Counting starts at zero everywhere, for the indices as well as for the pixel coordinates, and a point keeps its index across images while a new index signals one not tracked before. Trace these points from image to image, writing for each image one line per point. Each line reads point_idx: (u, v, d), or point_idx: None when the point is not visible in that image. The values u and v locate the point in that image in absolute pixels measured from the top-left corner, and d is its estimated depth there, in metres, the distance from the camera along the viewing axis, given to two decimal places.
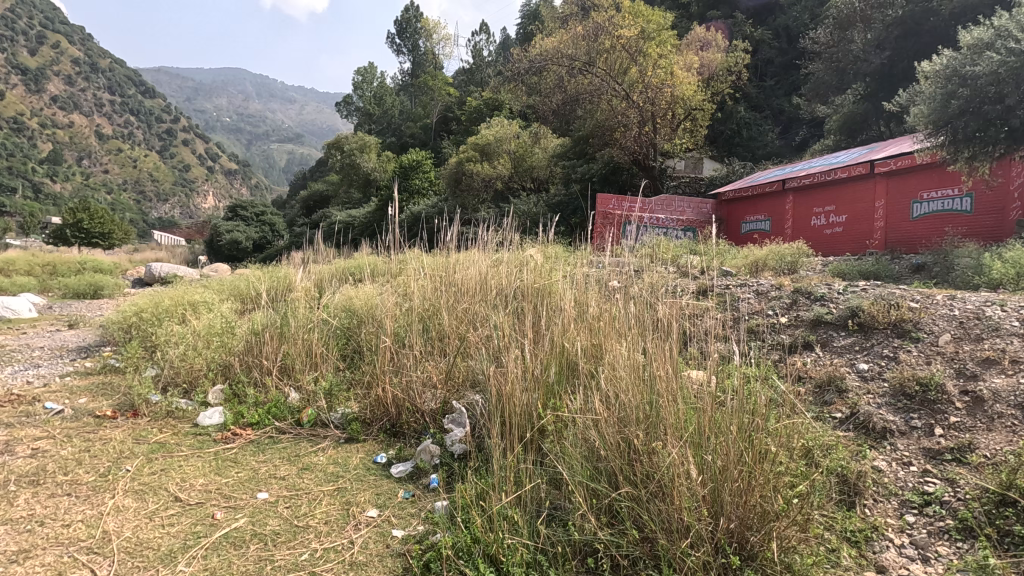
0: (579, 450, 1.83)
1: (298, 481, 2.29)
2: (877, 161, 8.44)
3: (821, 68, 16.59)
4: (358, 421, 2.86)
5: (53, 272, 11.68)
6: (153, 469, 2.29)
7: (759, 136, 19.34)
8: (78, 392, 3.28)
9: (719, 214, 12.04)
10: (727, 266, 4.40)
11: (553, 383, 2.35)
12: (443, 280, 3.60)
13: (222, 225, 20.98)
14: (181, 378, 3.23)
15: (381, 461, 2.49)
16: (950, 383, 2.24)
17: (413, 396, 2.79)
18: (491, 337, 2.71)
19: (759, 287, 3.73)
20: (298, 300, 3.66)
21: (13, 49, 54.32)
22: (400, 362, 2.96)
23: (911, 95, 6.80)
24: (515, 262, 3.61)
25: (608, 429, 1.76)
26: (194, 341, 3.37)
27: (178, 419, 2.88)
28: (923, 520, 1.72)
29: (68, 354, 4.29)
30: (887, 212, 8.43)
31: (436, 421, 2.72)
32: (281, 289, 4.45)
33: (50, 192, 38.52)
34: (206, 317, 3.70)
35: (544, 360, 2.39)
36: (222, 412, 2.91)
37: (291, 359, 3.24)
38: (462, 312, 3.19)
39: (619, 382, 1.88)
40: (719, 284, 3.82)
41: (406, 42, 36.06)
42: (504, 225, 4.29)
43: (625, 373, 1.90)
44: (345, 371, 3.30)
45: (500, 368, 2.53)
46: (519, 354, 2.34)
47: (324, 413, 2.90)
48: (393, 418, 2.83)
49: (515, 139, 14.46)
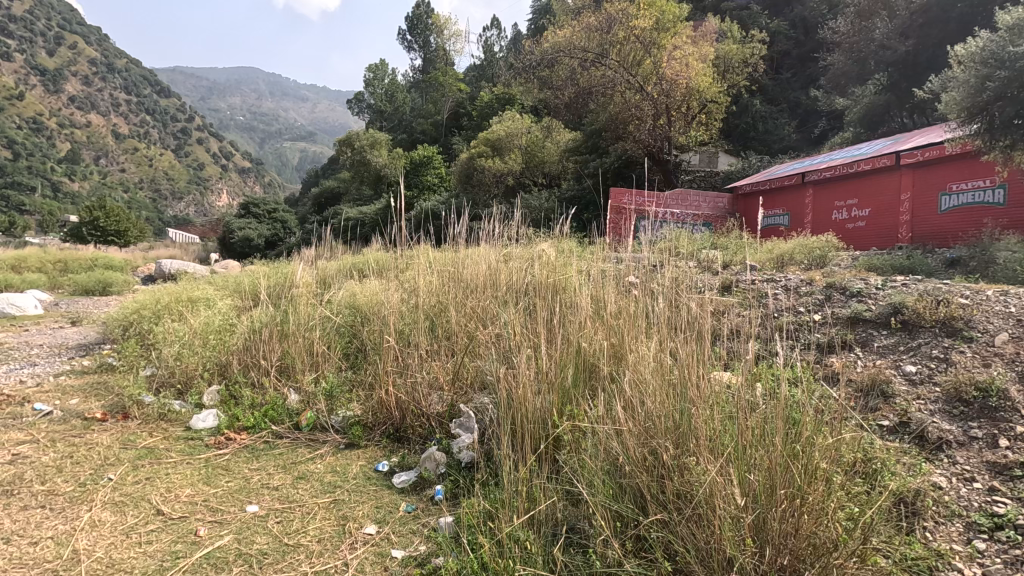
0: (599, 462, 1.64)
1: (291, 492, 2.11)
2: (903, 152, 8.11)
3: (840, 58, 16.18)
4: (360, 425, 2.68)
5: (65, 268, 11.69)
6: (138, 478, 2.13)
7: (776, 129, 18.95)
8: (71, 392, 3.14)
9: (737, 208, 11.73)
10: (751, 260, 4.15)
11: (569, 386, 2.15)
12: (452, 277, 3.42)
13: (235, 222, 21.03)
14: (176, 378, 3.08)
15: (382, 470, 2.31)
16: (1013, 388, 2.01)
17: (418, 398, 2.62)
18: (502, 337, 2.52)
19: (788, 282, 3.48)
20: (300, 296, 3.51)
21: (33, 50, 55.30)
22: (404, 362, 2.78)
23: (942, 80, 6.52)
24: (526, 256, 3.42)
25: (632, 441, 1.57)
26: (192, 340, 3.22)
27: (171, 422, 2.72)
28: (996, 548, 1.49)
29: (67, 351, 4.17)
30: (914, 205, 8.10)
31: (442, 426, 2.55)
32: (283, 286, 4.30)
33: (68, 191, 39.38)
34: (205, 314, 3.55)
35: (560, 361, 2.18)
36: (216, 415, 2.75)
37: (290, 358, 3.06)
38: (472, 309, 3.01)
39: (646, 391, 1.69)
40: (745, 280, 3.58)
41: (417, 39, 36.43)
42: (514, 218, 4.09)
43: (654, 377, 1.72)
44: (347, 371, 3.12)
45: (510, 370, 2.36)
46: (531, 355, 2.14)
47: (323, 417, 2.73)
48: (397, 423, 2.66)
49: (526, 134, 14.27)
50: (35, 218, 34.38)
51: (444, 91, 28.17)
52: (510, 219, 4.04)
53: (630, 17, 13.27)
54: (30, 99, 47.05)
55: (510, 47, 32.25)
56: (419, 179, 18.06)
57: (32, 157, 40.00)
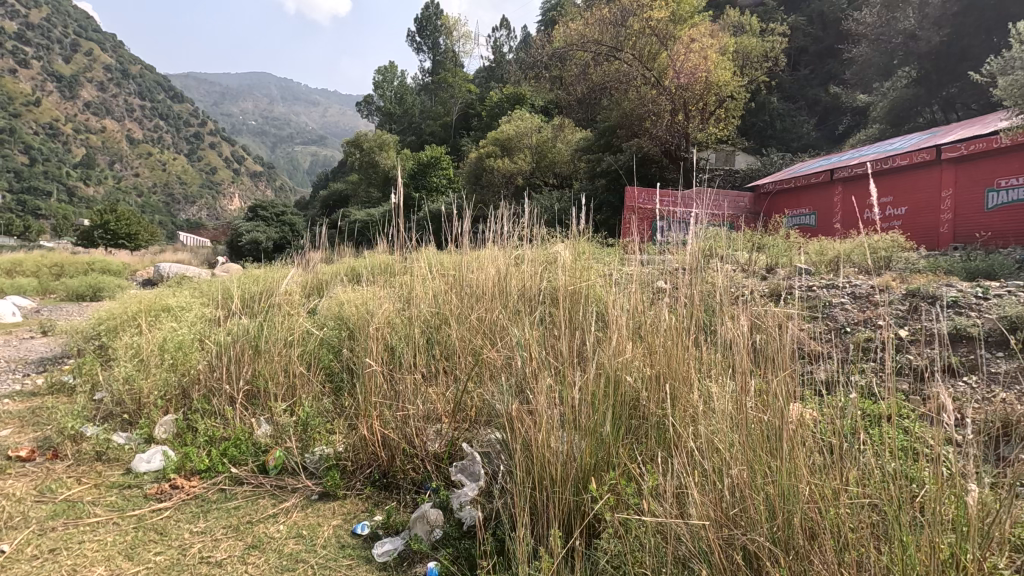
0: (666, 566, 1.15)
1: (238, 571, 1.61)
2: (944, 146, 7.52)
3: (865, 51, 15.52)
4: (338, 468, 2.17)
5: (61, 273, 11.29)
6: (39, 550, 1.64)
7: (794, 126, 18.35)
8: (6, 421, 2.66)
9: (758, 208, 11.15)
10: (799, 264, 3.69)
11: (606, 434, 1.60)
12: (453, 284, 2.95)
13: (242, 225, 20.68)
14: (125, 407, 2.57)
15: (361, 534, 1.81)
16: None
17: (410, 435, 2.12)
18: (514, 361, 2.04)
19: (853, 287, 2.99)
20: (280, 308, 3.05)
21: (49, 57, 56.07)
22: (396, 389, 2.26)
23: (1001, 64, 5.93)
24: (541, 259, 2.99)
25: (718, 544, 1.09)
26: (148, 358, 2.73)
27: (109, 462, 2.22)
28: None
29: (24, 368, 3.70)
30: (956, 203, 7.51)
31: (440, 470, 2.05)
32: (264, 294, 3.81)
33: (83, 196, 39.72)
34: (169, 325, 3.05)
35: (591, 397, 1.66)
36: (164, 453, 2.25)
37: (262, 380, 2.57)
38: (477, 321, 2.53)
39: (727, 461, 1.25)
40: (799, 286, 3.11)
41: (427, 41, 36.27)
42: (527, 215, 3.64)
43: (737, 443, 1.28)
44: (329, 396, 2.61)
45: (525, 402, 1.88)
46: (553, 387, 1.65)
47: (295, 456, 2.22)
48: (384, 465, 2.14)
49: (536, 133, 13.82)
50: (49, 223, 34.66)
51: (453, 92, 27.70)
52: (521, 218, 3.53)
53: (645, 9, 12.74)
54: (46, 105, 47.43)
55: (519, 47, 31.68)
56: (428, 180, 17.56)
57: (48, 162, 40.25)
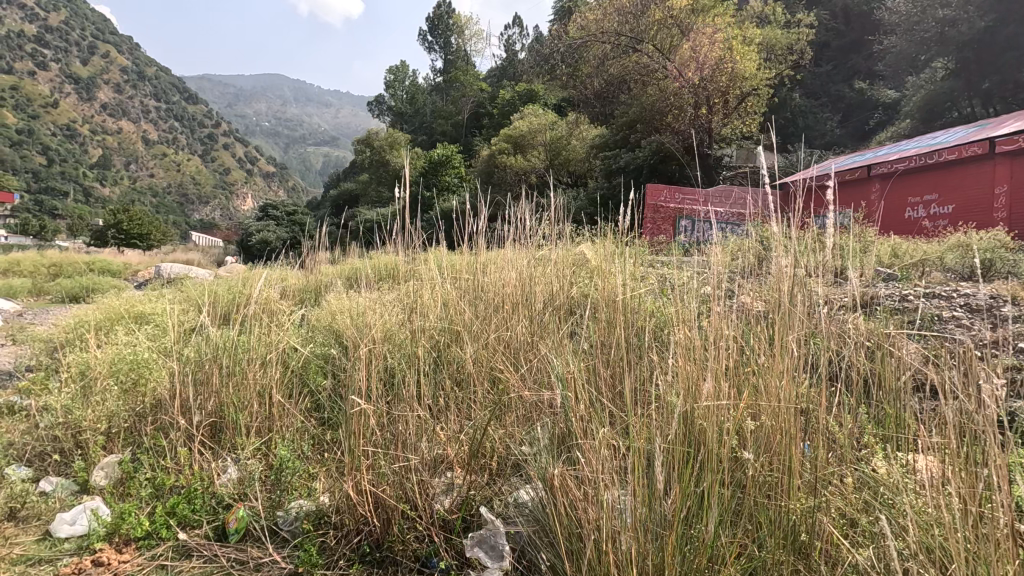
0: None
1: None
2: (998, 138, 6.87)
3: (897, 42, 14.75)
4: (317, 533, 1.65)
5: (63, 273, 10.94)
6: None
7: (819, 124, 17.64)
8: None
9: None
10: (878, 269, 3.14)
11: (713, 528, 1.07)
12: (467, 290, 2.46)
13: (251, 225, 20.33)
14: (59, 445, 2.08)
15: None
16: None
17: (413, 492, 1.59)
18: (551, 400, 1.50)
19: (963, 300, 2.49)
20: (258, 321, 2.57)
21: (66, 60, 56.65)
22: (393, 430, 1.71)
23: None
24: (567, 266, 2.54)
25: None
26: (96, 383, 2.25)
27: (23, 522, 1.73)
28: None
29: None
30: (1011, 199, 6.84)
31: (452, 543, 1.54)
32: (245, 301, 3.30)
33: (99, 196, 39.91)
34: (125, 341, 2.54)
35: (682, 467, 1.13)
36: (92, 512, 1.74)
37: (228, 410, 2.07)
38: (496, 342, 2.04)
39: None
40: (890, 297, 2.62)
41: (438, 40, 35.75)
42: (551, 212, 3.13)
43: None
44: (312, 429, 2.11)
45: (568, 461, 1.34)
46: (631, 457, 1.11)
47: (263, 515, 1.71)
48: (376, 534, 1.59)
49: (549, 130, 13.27)
50: (65, 223, 34.63)
51: (464, 90, 27.13)
52: (546, 214, 3.03)
53: None
54: (64, 107, 47.79)
55: (531, 45, 31.07)
56: (438, 179, 17.07)
57: (65, 163, 40.50)
